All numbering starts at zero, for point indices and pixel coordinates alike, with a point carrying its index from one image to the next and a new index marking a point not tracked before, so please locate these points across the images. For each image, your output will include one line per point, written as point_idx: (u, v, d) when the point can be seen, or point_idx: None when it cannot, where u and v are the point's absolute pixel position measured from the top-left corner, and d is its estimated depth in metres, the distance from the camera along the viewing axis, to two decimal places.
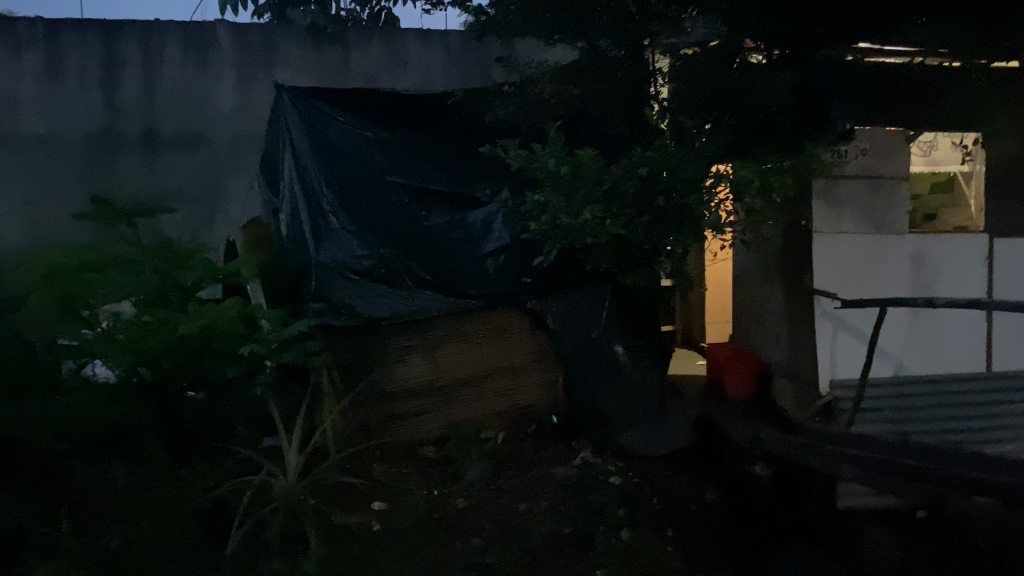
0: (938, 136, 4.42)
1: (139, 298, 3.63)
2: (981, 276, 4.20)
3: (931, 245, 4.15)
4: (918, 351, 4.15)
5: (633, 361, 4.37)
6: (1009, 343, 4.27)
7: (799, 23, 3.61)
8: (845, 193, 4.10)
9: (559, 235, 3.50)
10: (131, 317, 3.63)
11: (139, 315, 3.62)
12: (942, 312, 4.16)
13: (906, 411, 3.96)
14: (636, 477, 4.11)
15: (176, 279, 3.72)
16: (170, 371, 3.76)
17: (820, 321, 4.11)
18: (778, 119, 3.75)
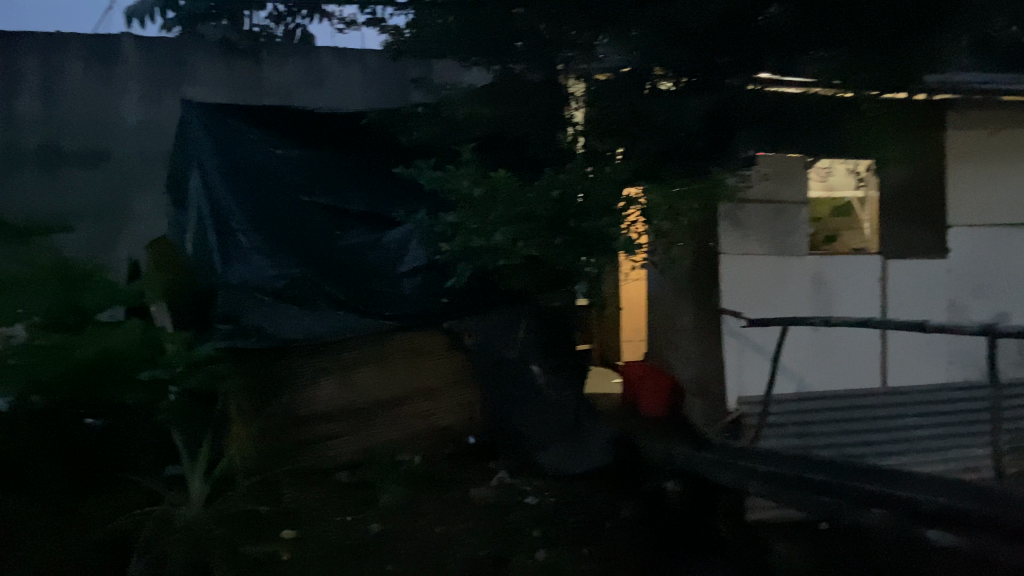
0: (834, 163, 4.58)
1: (35, 321, 3.36)
2: (875, 296, 4.41)
3: (830, 267, 4.38)
4: (819, 369, 4.32)
5: (552, 382, 4.25)
6: (907, 362, 4.40)
7: (707, 53, 3.69)
8: (751, 217, 4.32)
9: (473, 256, 3.55)
10: (24, 342, 3.32)
11: (33, 339, 3.33)
12: (840, 330, 4.34)
13: (808, 427, 4.18)
14: (554, 497, 4.11)
15: (75, 299, 3.43)
16: (66, 398, 3.47)
17: (727, 339, 4.26)
18: (687, 143, 3.83)
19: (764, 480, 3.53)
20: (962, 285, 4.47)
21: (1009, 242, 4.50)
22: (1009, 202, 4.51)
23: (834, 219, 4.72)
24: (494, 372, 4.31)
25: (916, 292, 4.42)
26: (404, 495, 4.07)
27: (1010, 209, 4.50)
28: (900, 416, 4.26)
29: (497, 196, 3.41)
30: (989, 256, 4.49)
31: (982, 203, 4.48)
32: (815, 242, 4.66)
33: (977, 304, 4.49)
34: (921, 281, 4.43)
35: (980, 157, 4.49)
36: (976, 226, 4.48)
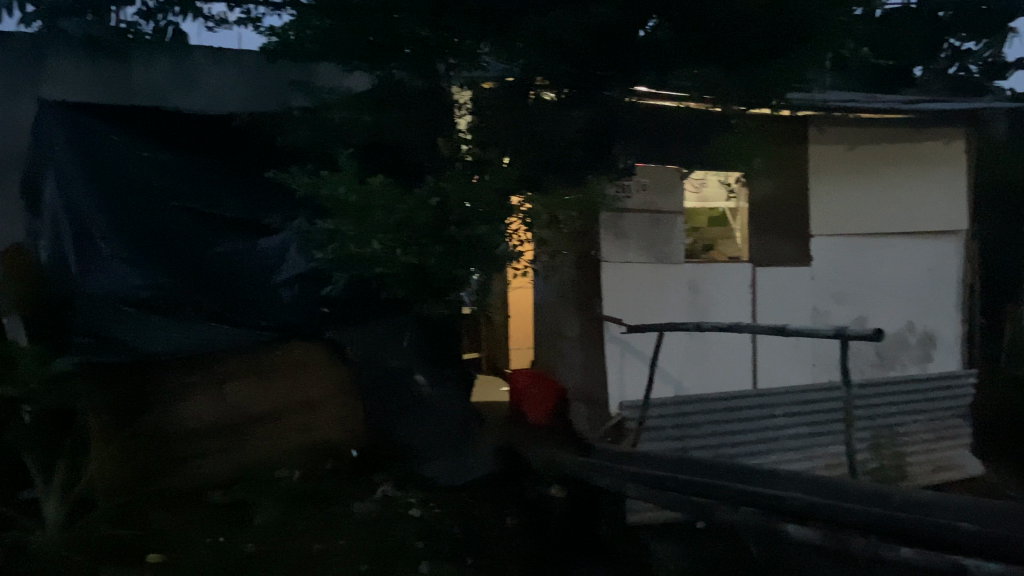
0: (707, 174, 4.69)
1: None
2: (745, 303, 4.62)
3: (703, 275, 4.55)
4: (694, 373, 4.49)
5: (435, 390, 4.25)
6: (774, 363, 4.64)
7: (587, 66, 3.72)
8: (630, 226, 4.43)
9: (352, 266, 3.51)
10: None
11: None
12: (714, 336, 4.53)
13: (685, 428, 4.36)
14: (437, 508, 4.07)
15: None
16: None
17: (609, 345, 4.35)
18: (566, 156, 3.88)
19: (639, 481, 3.62)
20: (824, 292, 4.73)
21: (865, 252, 4.80)
22: (865, 214, 4.80)
23: (716, 227, 4.87)
24: (378, 382, 4.24)
25: (782, 298, 4.66)
26: (281, 513, 3.88)
27: (866, 220, 4.79)
28: (768, 417, 4.50)
29: (374, 202, 3.34)
30: (848, 264, 4.77)
31: (842, 214, 4.76)
32: (693, 249, 4.75)
33: (840, 310, 4.76)
34: (786, 288, 4.67)
35: (840, 169, 4.77)
36: (835, 237, 4.74)
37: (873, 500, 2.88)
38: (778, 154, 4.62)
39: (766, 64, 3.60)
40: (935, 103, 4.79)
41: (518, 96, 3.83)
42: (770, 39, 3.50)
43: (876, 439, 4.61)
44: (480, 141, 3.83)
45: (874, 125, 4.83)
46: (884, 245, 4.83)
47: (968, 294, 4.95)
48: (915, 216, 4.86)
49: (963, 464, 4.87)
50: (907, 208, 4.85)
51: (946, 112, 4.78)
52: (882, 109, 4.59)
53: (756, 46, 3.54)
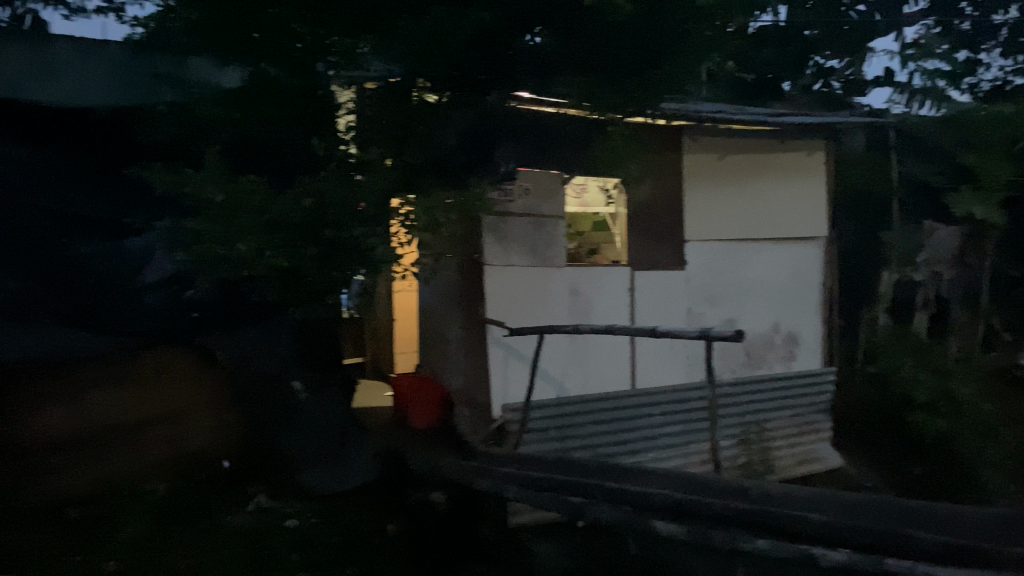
0: (587, 182, 4.67)
1: None
2: (625, 305, 4.73)
3: (585, 278, 4.64)
4: (575, 374, 4.55)
5: (312, 396, 4.12)
6: (649, 362, 4.79)
7: (467, 68, 3.68)
8: (513, 230, 4.46)
9: (219, 269, 3.35)
10: None
11: None
12: (594, 337, 4.62)
13: (567, 430, 4.40)
14: (316, 518, 3.95)
15: None
16: None
17: (491, 348, 4.34)
18: (448, 158, 3.87)
19: (523, 484, 3.63)
20: (698, 294, 4.93)
21: (735, 256, 5.03)
22: (736, 220, 5.04)
23: (603, 232, 4.97)
24: (253, 390, 4.03)
25: (659, 301, 4.82)
26: (150, 528, 3.78)
27: (737, 226, 5.04)
28: (647, 415, 4.61)
29: (242, 206, 3.24)
30: (720, 268, 4.98)
31: (713, 220, 4.98)
32: (576, 254, 4.85)
33: (712, 312, 4.96)
34: (663, 291, 4.84)
35: (713, 177, 4.99)
36: (709, 242, 4.96)
37: (729, 493, 3.08)
38: (656, 160, 4.71)
39: (643, 73, 3.70)
40: (800, 116, 5.07)
41: (400, 97, 3.69)
42: (644, 49, 3.61)
43: (746, 435, 4.81)
44: (365, 140, 3.68)
45: (744, 136, 5.07)
46: (751, 249, 5.09)
47: (827, 294, 5.32)
48: (780, 222, 5.16)
49: (822, 457, 5.16)
50: (774, 215, 5.14)
51: (810, 125, 5.06)
52: (751, 121, 4.81)
53: (634, 55, 3.63)
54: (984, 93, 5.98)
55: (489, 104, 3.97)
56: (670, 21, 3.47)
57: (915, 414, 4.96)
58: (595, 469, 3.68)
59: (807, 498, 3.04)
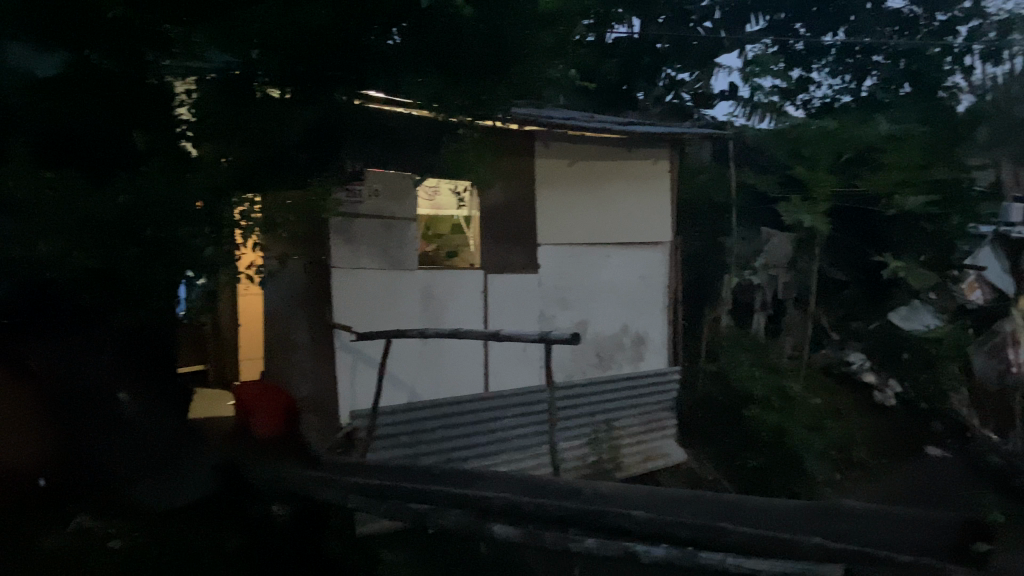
0: (440, 183, 4.50)
1: None
2: (478, 309, 4.69)
3: (437, 282, 4.54)
4: (427, 379, 4.45)
5: (141, 409, 4.00)
6: (502, 365, 4.79)
7: (313, 65, 3.43)
8: (362, 232, 4.27)
9: (20, 268, 3.03)
10: None
11: None
12: (447, 341, 4.54)
13: (418, 436, 4.33)
14: (143, 536, 3.64)
15: None
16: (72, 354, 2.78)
17: (339, 353, 4.16)
18: (289, 156, 3.66)
19: (361, 493, 3.48)
20: (550, 298, 4.99)
21: (587, 259, 5.15)
22: (588, 224, 5.16)
23: (459, 234, 4.76)
24: (73, 397, 3.81)
25: (512, 303, 4.82)
26: None
27: (587, 231, 5.15)
28: (497, 419, 4.64)
29: (42, 197, 2.94)
30: (571, 271, 5.07)
31: (564, 224, 5.06)
32: (434, 257, 4.61)
33: (563, 314, 5.03)
34: (516, 293, 4.86)
35: (565, 182, 5.08)
36: (561, 246, 5.04)
37: (568, 493, 3.01)
38: (507, 163, 4.74)
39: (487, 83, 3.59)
40: (646, 126, 5.27)
41: (240, 91, 3.40)
42: (490, 59, 3.50)
43: (595, 434, 4.94)
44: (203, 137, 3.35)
45: (594, 142, 5.18)
46: (602, 253, 5.22)
47: (670, 298, 5.61)
48: (627, 227, 5.33)
49: (666, 453, 5.29)
50: (623, 221, 5.31)
51: (655, 134, 5.26)
52: (599, 129, 4.96)
53: (477, 69, 3.52)
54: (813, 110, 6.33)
55: (341, 102, 3.69)
56: (515, 33, 3.42)
57: (751, 409, 5.25)
58: (442, 475, 3.61)
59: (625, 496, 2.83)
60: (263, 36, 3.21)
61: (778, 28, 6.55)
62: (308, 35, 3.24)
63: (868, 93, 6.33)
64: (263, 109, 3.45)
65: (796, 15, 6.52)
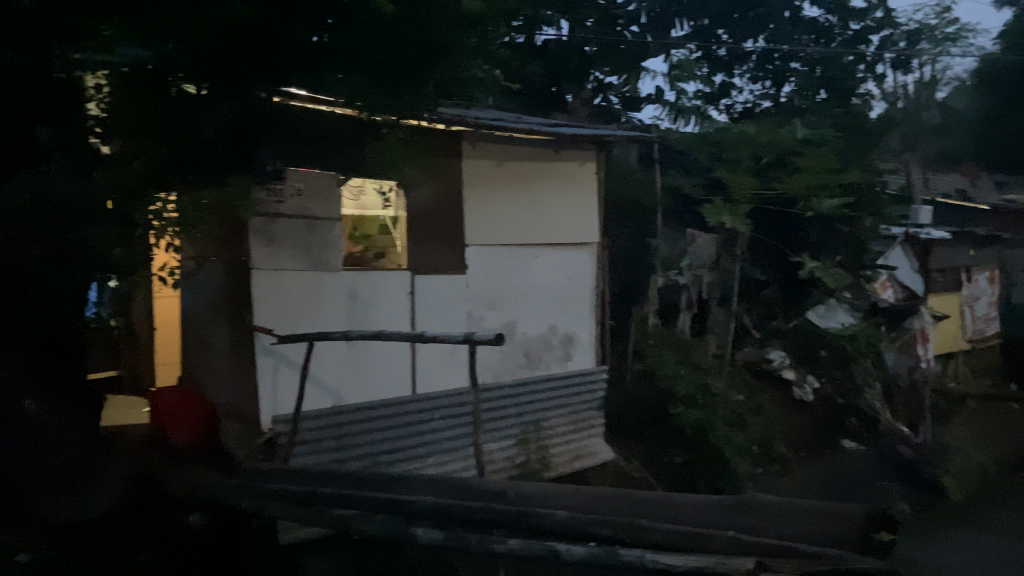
0: (366, 183, 4.49)
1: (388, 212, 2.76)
2: (405, 311, 4.59)
3: (363, 283, 4.40)
4: (352, 383, 4.33)
5: (47, 412, 3.73)
6: (430, 368, 4.74)
7: (230, 62, 3.05)
8: (283, 233, 4.08)
9: None
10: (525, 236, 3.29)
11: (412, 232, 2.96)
12: (374, 344, 4.43)
13: (344, 439, 4.23)
14: (51, 548, 3.50)
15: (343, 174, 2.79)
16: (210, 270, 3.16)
17: (260, 358, 3.93)
18: (207, 155, 3.35)
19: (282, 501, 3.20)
20: (478, 299, 4.94)
21: (516, 260, 5.14)
22: (514, 226, 5.14)
23: (386, 234, 4.71)
24: None
25: (439, 305, 4.74)
26: None
27: (515, 232, 5.15)
28: (426, 421, 4.62)
29: None
30: (498, 272, 5.05)
31: (492, 224, 5.04)
32: (361, 257, 4.60)
33: (491, 315, 5.00)
34: (444, 295, 4.77)
35: (491, 183, 5.03)
36: (488, 246, 5.00)
37: (491, 495, 2.98)
38: (432, 163, 4.65)
39: (414, 80, 3.37)
40: (573, 128, 5.26)
41: (154, 85, 3.05)
42: (415, 58, 3.32)
43: (524, 435, 4.96)
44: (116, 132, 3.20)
45: (521, 143, 5.14)
46: (531, 254, 5.22)
47: (599, 297, 5.60)
48: (555, 228, 5.35)
49: (595, 451, 5.32)
50: (549, 222, 5.32)
51: (582, 136, 5.29)
52: (527, 130, 4.90)
53: (401, 71, 3.33)
54: (736, 113, 6.67)
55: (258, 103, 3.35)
56: (440, 33, 3.28)
57: (677, 408, 5.34)
58: (367, 477, 3.48)
59: (549, 494, 2.79)
60: (178, 33, 2.88)
61: (704, 34, 7.01)
62: (223, 31, 2.89)
63: (785, 99, 6.81)
64: (178, 105, 3.12)
65: (717, 22, 6.98)
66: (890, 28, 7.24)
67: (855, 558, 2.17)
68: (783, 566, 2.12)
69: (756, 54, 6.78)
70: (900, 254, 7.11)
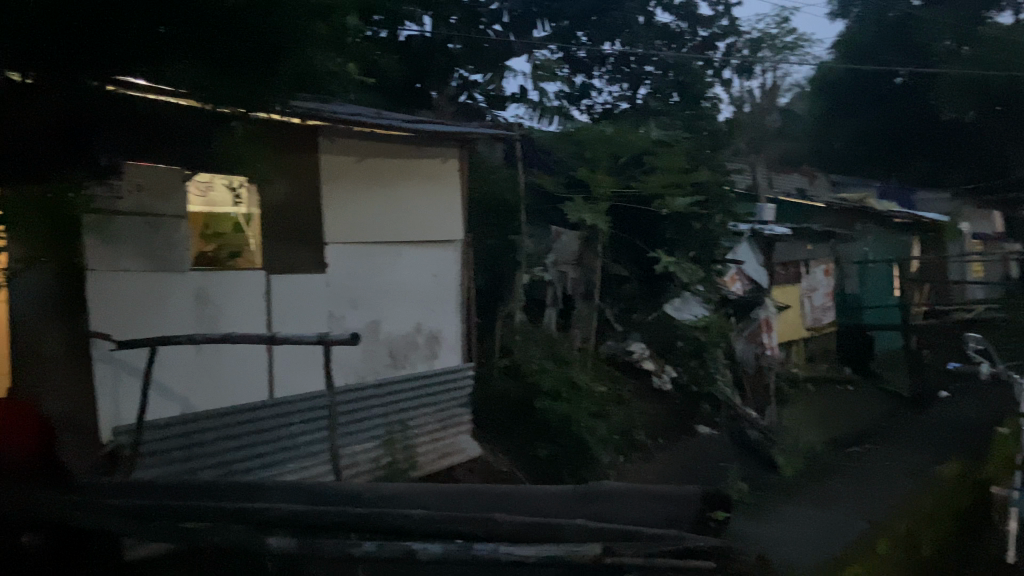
0: (214, 177, 4.19)
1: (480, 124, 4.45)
2: (260, 312, 4.40)
3: (213, 284, 4.19)
4: (203, 388, 4.10)
5: None
6: (288, 371, 4.59)
7: (52, 46, 2.81)
8: (122, 230, 3.78)
9: None
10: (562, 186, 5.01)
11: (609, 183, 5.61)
12: (225, 347, 4.23)
13: (194, 449, 4.01)
14: None
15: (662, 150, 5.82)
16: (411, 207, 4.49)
17: (98, 365, 3.65)
18: (33, 144, 3.12)
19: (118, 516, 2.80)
20: (339, 297, 4.78)
21: (378, 259, 5.01)
22: (376, 224, 5.02)
23: (239, 233, 4.43)
24: None
25: (297, 305, 4.58)
26: None
27: (377, 229, 5.02)
28: (285, 426, 4.49)
29: None
30: (359, 270, 4.90)
31: (352, 223, 4.88)
32: (214, 257, 4.26)
33: (353, 314, 4.86)
34: (302, 295, 4.60)
35: (351, 180, 4.89)
36: (349, 245, 4.85)
37: (345, 497, 2.80)
38: (286, 158, 4.47)
39: (270, 65, 3.15)
40: (432, 125, 5.23)
41: None
42: (272, 42, 3.08)
43: (390, 435, 4.82)
44: None
45: (381, 140, 5.03)
46: (394, 253, 5.11)
47: (462, 294, 5.59)
48: (418, 227, 5.28)
49: (462, 448, 5.27)
50: (412, 219, 5.23)
51: (443, 133, 5.29)
52: (387, 126, 4.83)
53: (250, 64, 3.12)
54: (597, 114, 6.83)
55: (93, 91, 3.11)
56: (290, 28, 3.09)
57: (542, 401, 5.40)
58: (215, 484, 3.17)
59: (406, 493, 2.73)
60: None
61: (564, 36, 7.20)
62: (43, 8, 2.65)
63: (642, 101, 7.04)
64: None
65: (577, 23, 7.16)
66: (734, 37, 7.66)
67: (691, 536, 2.27)
68: (629, 551, 2.19)
69: (614, 58, 7.11)
70: (747, 249, 7.51)
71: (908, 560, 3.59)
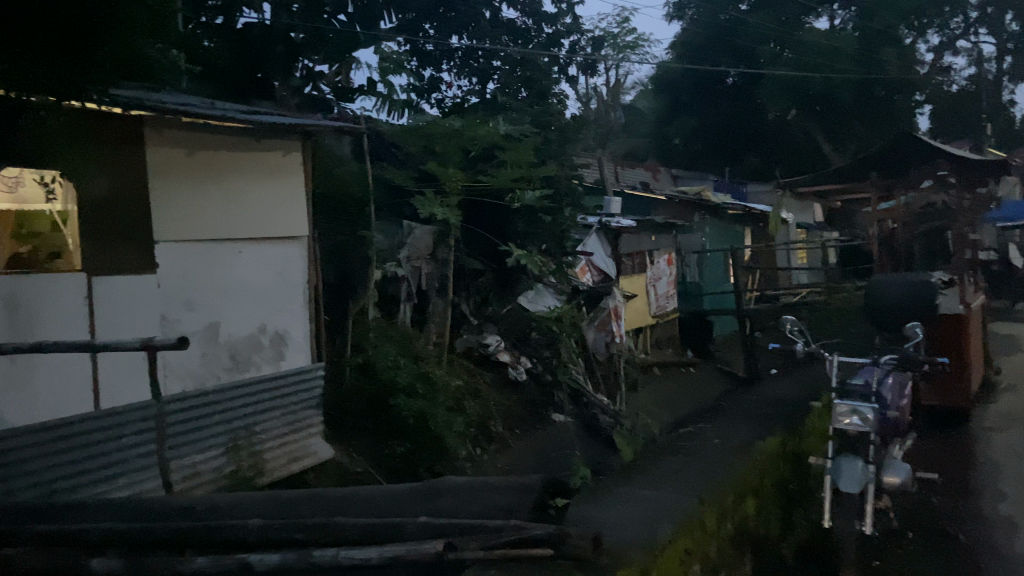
0: (23, 172, 3.96)
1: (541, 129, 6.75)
2: (82, 318, 3.91)
3: (25, 286, 3.64)
4: (19, 402, 3.73)
5: None
6: (115, 380, 4.23)
7: None
8: None
9: None
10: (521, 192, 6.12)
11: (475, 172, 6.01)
12: (42, 356, 3.84)
13: (9, 467, 3.61)
14: None
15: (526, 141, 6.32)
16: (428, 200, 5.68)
17: None
18: None
19: None
20: (172, 300, 4.35)
21: (215, 257, 4.60)
22: (214, 220, 4.59)
23: (57, 233, 4.08)
24: None
25: (125, 309, 4.11)
26: None
27: (215, 225, 4.59)
28: (115, 438, 4.13)
29: None
30: (193, 270, 4.47)
31: (185, 219, 4.43)
32: (30, 261, 3.99)
33: (190, 317, 4.44)
34: (128, 300, 4.13)
35: (183, 174, 4.44)
36: (182, 243, 4.41)
37: (175, 512, 2.50)
38: (104, 149, 4.04)
39: (81, 52, 2.89)
40: (274, 115, 4.85)
41: None
42: (87, 22, 2.84)
43: (234, 442, 4.56)
44: None
45: (215, 130, 4.58)
46: (233, 250, 4.72)
47: (310, 292, 5.27)
48: (260, 223, 4.90)
49: (313, 451, 5.01)
50: (253, 214, 4.85)
51: (286, 126, 4.87)
52: (225, 117, 4.36)
53: (57, 51, 2.83)
54: (447, 107, 6.86)
55: None
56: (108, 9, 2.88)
57: (396, 398, 5.26)
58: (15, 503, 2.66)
59: (240, 503, 2.55)
60: None
61: (411, 28, 7.19)
62: None
63: (491, 95, 7.13)
64: None
65: (422, 16, 7.16)
66: (578, 35, 7.87)
67: (529, 523, 2.31)
68: (469, 545, 2.16)
69: (461, 52, 7.27)
70: (596, 242, 7.67)
71: (759, 532, 3.70)
